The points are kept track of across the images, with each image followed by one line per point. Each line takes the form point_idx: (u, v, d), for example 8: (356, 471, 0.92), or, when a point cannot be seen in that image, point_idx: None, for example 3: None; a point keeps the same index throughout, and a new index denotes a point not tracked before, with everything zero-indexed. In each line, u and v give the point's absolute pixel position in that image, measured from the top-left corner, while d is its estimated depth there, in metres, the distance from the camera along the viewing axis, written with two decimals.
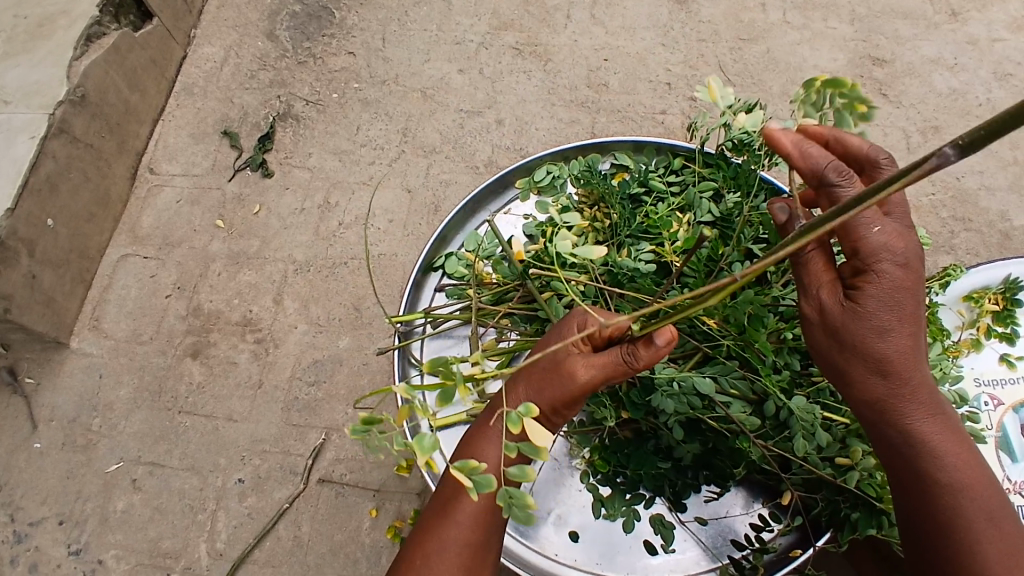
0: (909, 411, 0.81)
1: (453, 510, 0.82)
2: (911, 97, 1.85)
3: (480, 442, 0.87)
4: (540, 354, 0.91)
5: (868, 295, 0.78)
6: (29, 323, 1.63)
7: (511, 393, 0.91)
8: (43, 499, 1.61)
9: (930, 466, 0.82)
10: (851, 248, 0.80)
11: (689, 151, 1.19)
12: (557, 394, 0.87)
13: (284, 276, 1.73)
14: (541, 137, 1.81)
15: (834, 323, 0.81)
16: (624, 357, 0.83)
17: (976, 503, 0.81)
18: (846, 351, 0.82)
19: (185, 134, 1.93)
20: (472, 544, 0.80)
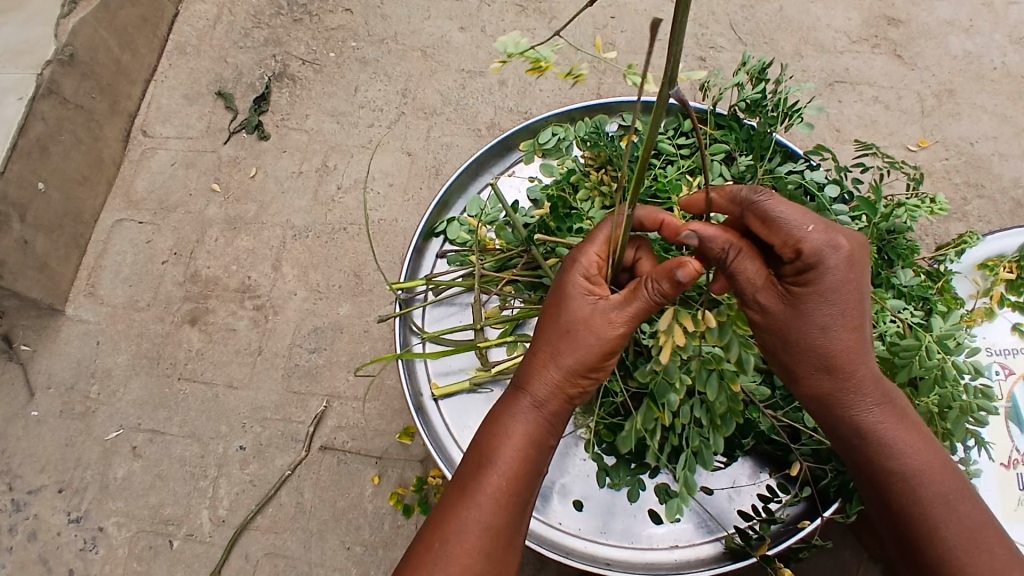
0: (860, 404, 0.81)
1: (476, 493, 0.81)
2: (927, 59, 1.78)
3: (504, 425, 0.84)
4: (550, 323, 0.85)
5: (811, 293, 0.79)
6: (22, 290, 1.61)
7: (531, 368, 0.85)
8: (42, 467, 1.60)
9: (882, 457, 0.81)
10: (792, 250, 0.79)
11: (702, 112, 1.13)
12: (588, 353, 0.83)
13: (283, 242, 1.69)
14: (545, 99, 1.76)
15: (778, 322, 0.82)
16: (650, 295, 0.80)
17: (934, 489, 0.80)
18: (792, 349, 0.82)
19: (178, 95, 1.87)
20: (495, 528, 0.80)
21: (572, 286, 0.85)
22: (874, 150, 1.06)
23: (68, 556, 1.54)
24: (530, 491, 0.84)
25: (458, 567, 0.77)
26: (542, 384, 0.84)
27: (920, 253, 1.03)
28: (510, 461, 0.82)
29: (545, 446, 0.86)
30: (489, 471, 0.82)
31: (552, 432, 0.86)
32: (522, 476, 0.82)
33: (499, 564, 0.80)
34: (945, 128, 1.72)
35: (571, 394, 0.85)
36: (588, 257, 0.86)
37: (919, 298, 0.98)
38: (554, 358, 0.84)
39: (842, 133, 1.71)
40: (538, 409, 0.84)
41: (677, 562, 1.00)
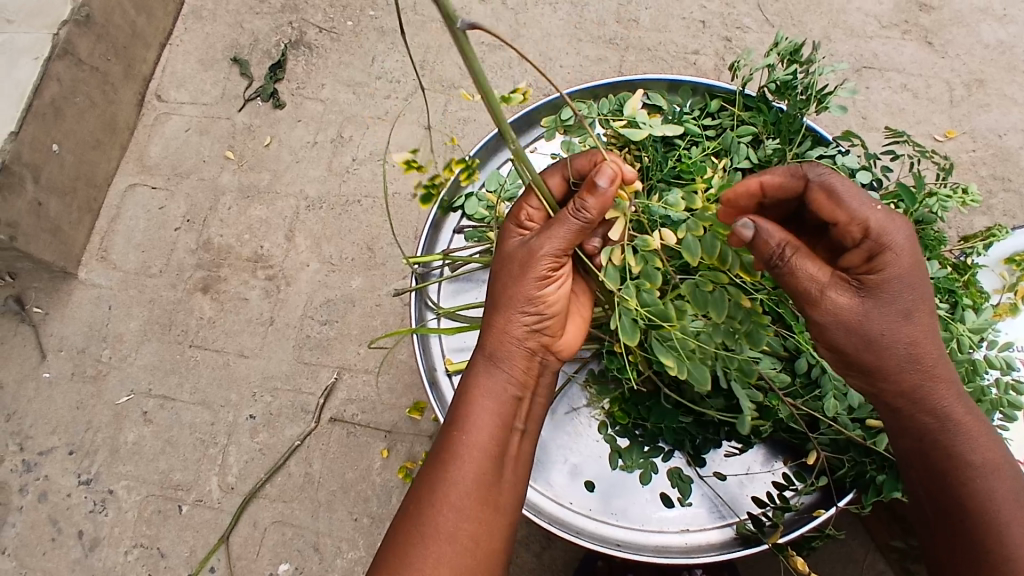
0: (940, 396, 0.79)
1: (445, 456, 0.78)
2: (956, 48, 1.74)
3: (468, 383, 0.82)
4: (491, 285, 0.86)
5: (886, 281, 0.77)
6: (35, 252, 1.61)
7: (484, 325, 0.85)
8: (53, 429, 1.61)
9: (959, 448, 0.80)
10: (859, 233, 0.78)
11: (728, 92, 1.10)
12: (526, 285, 0.82)
13: (296, 212, 1.68)
14: (565, 76, 1.73)
15: (863, 313, 0.78)
16: (574, 214, 0.80)
17: (1003, 482, 0.80)
18: (875, 346, 0.78)
19: (193, 61, 1.85)
20: (465, 484, 0.76)
21: (508, 239, 0.88)
22: (905, 138, 1.02)
23: (77, 518, 1.55)
24: (502, 448, 0.80)
25: (431, 529, 0.75)
26: (490, 335, 0.83)
27: (947, 245, 1.01)
28: (473, 419, 0.80)
29: (512, 397, 0.82)
30: (456, 431, 0.79)
31: (515, 381, 0.83)
32: (488, 431, 0.79)
33: (484, 526, 0.77)
34: (973, 119, 1.68)
35: (523, 334, 0.83)
36: (517, 210, 0.89)
37: (947, 291, 0.95)
38: (498, 302, 0.84)
39: (868, 121, 1.68)
40: (492, 360, 0.82)
41: (687, 546, 1.00)
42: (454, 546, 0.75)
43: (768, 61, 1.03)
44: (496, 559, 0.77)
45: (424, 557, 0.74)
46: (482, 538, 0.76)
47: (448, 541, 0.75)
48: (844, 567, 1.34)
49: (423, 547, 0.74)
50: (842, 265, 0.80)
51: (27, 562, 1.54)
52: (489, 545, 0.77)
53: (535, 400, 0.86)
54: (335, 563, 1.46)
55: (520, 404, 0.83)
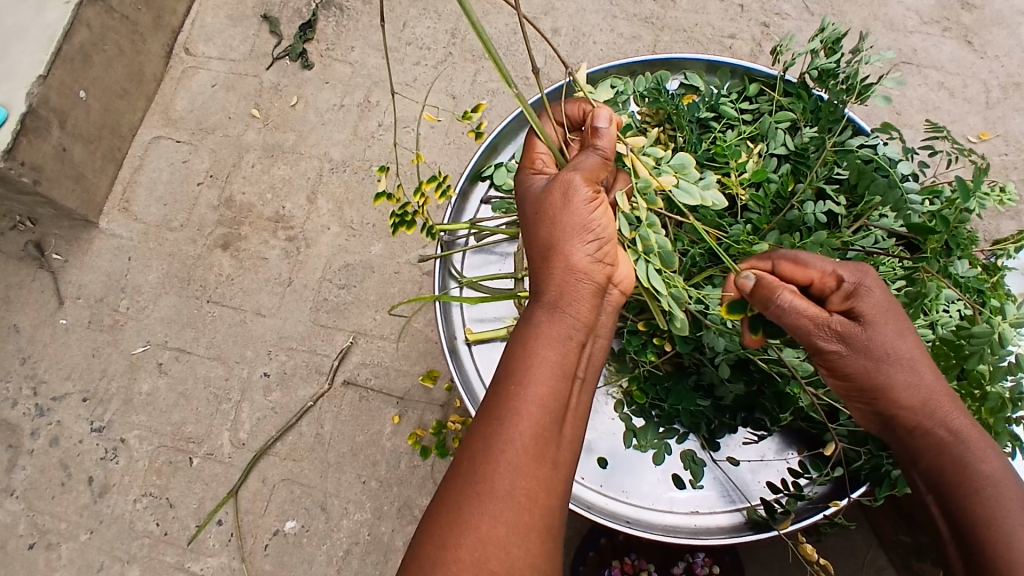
0: (941, 410, 0.76)
1: (503, 410, 0.72)
2: (998, 48, 1.70)
3: (526, 333, 0.77)
4: (527, 232, 0.83)
5: (871, 309, 0.76)
6: (57, 198, 1.61)
7: (539, 268, 0.79)
8: (68, 375, 1.63)
9: (967, 463, 0.75)
10: (833, 282, 0.79)
11: (768, 78, 1.09)
12: (573, 215, 0.78)
13: (319, 174, 1.67)
14: (597, 53, 1.71)
15: (859, 342, 0.76)
16: (597, 147, 0.83)
17: (1014, 491, 0.73)
18: (878, 365, 0.76)
19: (223, 16, 1.83)
20: (525, 433, 0.71)
21: (528, 182, 0.86)
22: (944, 133, 1.00)
23: (88, 464, 1.58)
24: (565, 400, 0.74)
25: (485, 484, 0.69)
26: (543, 280, 0.78)
27: (979, 244, 1.00)
28: (538, 370, 0.73)
29: (573, 343, 0.77)
30: (513, 384, 0.73)
31: (579, 325, 0.77)
32: (550, 381, 0.73)
33: (542, 482, 0.70)
34: (1010, 122, 1.65)
35: (581, 268, 0.78)
36: (529, 156, 0.88)
37: (976, 291, 0.93)
38: (549, 241, 0.79)
39: (902, 117, 1.65)
40: (549, 306, 0.77)
41: (696, 527, 1.00)
42: (510, 501, 0.69)
43: (810, 47, 1.00)
44: (552, 517, 0.72)
45: (479, 511, 0.68)
46: (540, 493, 0.70)
47: (501, 495, 0.69)
48: (847, 559, 1.34)
49: (477, 503, 0.68)
50: (827, 307, 0.80)
51: (37, 504, 1.56)
52: (546, 502, 0.71)
53: (594, 346, 0.80)
54: (341, 523, 1.48)
55: (583, 349, 0.78)
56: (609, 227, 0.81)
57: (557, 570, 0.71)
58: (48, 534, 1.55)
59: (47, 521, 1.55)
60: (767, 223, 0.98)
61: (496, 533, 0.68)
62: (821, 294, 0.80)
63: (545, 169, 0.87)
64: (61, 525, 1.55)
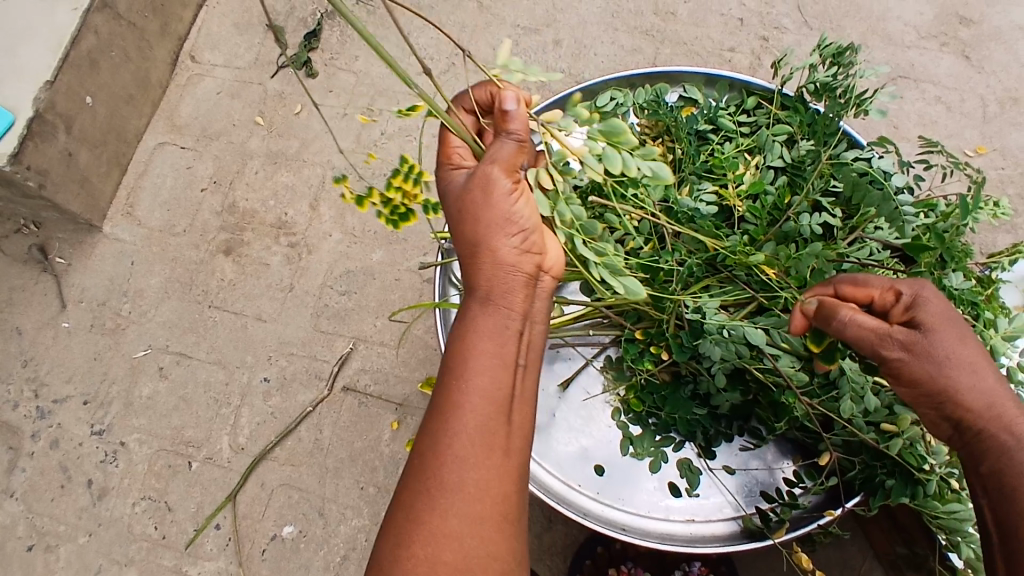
0: (1006, 414, 0.75)
1: (444, 407, 0.72)
2: (994, 64, 1.72)
3: (463, 328, 0.76)
4: (452, 226, 0.82)
5: (932, 318, 0.76)
6: (62, 202, 1.63)
7: (469, 263, 0.79)
8: (69, 377, 1.64)
9: None
10: (893, 295, 0.79)
11: (766, 91, 1.10)
12: (491, 212, 0.77)
13: (322, 181, 1.69)
14: (598, 64, 1.73)
15: (923, 349, 0.75)
16: (506, 136, 0.78)
17: None
18: (945, 373, 0.75)
19: (229, 24, 1.85)
20: (469, 427, 0.71)
21: (449, 179, 0.85)
22: (939, 147, 1.02)
23: (88, 467, 1.58)
24: (506, 388, 0.74)
25: (434, 481, 0.70)
26: (475, 275, 0.77)
27: (973, 257, 1.00)
28: (474, 363, 0.73)
29: (511, 332, 0.75)
30: (453, 380, 0.73)
31: (515, 314, 0.76)
32: (489, 372, 0.73)
33: (492, 471, 0.71)
34: (1006, 136, 1.67)
35: (508, 261, 0.77)
36: (446, 148, 0.87)
37: (970, 304, 0.94)
38: (474, 237, 0.78)
39: (899, 131, 1.67)
40: (484, 300, 0.76)
41: (692, 535, 1.01)
42: (460, 495, 0.69)
43: (808, 61, 1.02)
44: (509, 502, 0.72)
45: (433, 508, 0.69)
46: (492, 482, 0.71)
47: (451, 489, 0.69)
48: (842, 570, 1.34)
49: (429, 501, 0.69)
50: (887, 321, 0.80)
51: (36, 506, 1.57)
52: (501, 489, 0.71)
53: (535, 331, 0.79)
54: (338, 529, 1.49)
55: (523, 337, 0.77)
56: (534, 217, 0.80)
57: (517, 552, 0.72)
58: (46, 536, 1.55)
59: (46, 523, 1.56)
60: (763, 235, 0.99)
61: (450, 526, 0.68)
62: (879, 310, 0.81)
63: (463, 163, 0.85)
64: (60, 527, 1.55)
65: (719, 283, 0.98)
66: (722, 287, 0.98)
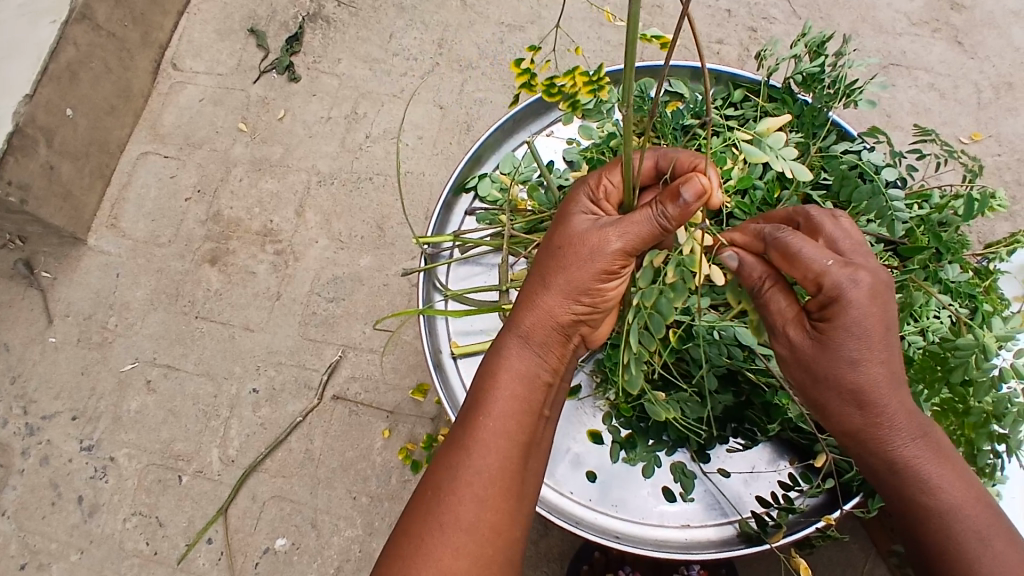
0: (886, 441, 0.76)
1: (466, 443, 0.75)
2: (987, 49, 1.69)
3: (498, 362, 0.79)
4: (543, 250, 0.82)
5: (832, 328, 0.74)
6: (46, 216, 1.60)
7: (521, 304, 0.80)
8: (57, 393, 1.62)
9: (918, 497, 0.76)
10: (813, 280, 0.76)
11: (752, 83, 1.08)
12: (585, 271, 0.77)
13: (307, 187, 1.67)
14: (584, 61, 1.70)
15: (806, 357, 0.76)
16: (653, 213, 0.74)
17: (972, 523, 0.75)
18: (819, 384, 0.76)
19: (210, 30, 1.83)
20: (492, 470, 0.73)
21: (575, 207, 0.82)
22: (933, 136, 0.98)
23: (78, 483, 1.56)
24: (527, 435, 0.77)
25: (450, 516, 0.72)
26: (530, 317, 0.78)
27: (971, 248, 0.98)
28: (499, 402, 0.76)
29: (541, 385, 0.79)
30: (480, 415, 0.76)
31: (549, 367, 0.80)
32: (516, 418, 0.76)
33: (504, 516, 0.73)
34: (1001, 122, 1.64)
35: (567, 320, 0.79)
36: (597, 179, 0.82)
37: (967, 296, 0.92)
38: (548, 278, 0.79)
39: (892, 120, 1.64)
40: (525, 343, 0.78)
41: (687, 541, 0.99)
42: (473, 534, 0.71)
43: (793, 51, 0.99)
44: (512, 551, 0.74)
45: (444, 544, 0.71)
46: (503, 526, 0.73)
47: (463, 527, 0.71)
48: (844, 570, 1.32)
49: (442, 534, 0.71)
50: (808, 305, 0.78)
51: (27, 525, 1.55)
52: (510, 535, 0.74)
53: (561, 387, 0.83)
54: (332, 540, 1.46)
55: (551, 390, 0.80)
56: (613, 296, 0.80)
57: None
58: (38, 554, 1.53)
59: (37, 541, 1.54)
60: None
61: (457, 565, 0.70)
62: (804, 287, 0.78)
63: (604, 207, 0.81)
64: (51, 545, 1.53)
65: None
66: None
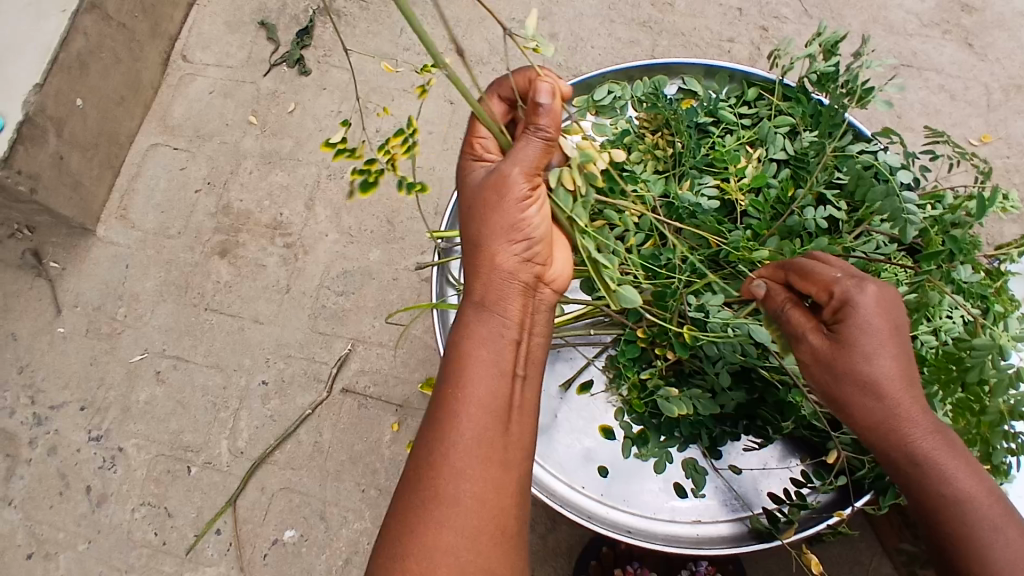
0: (902, 434, 0.74)
1: (447, 416, 0.72)
2: (998, 51, 1.69)
3: (461, 332, 0.77)
4: (459, 217, 0.82)
5: (848, 323, 0.75)
6: (55, 207, 1.61)
7: (467, 271, 0.79)
8: (65, 384, 1.62)
9: (936, 488, 0.73)
10: (825, 288, 0.77)
11: (767, 81, 1.07)
12: (506, 215, 0.77)
13: (317, 181, 1.67)
14: (595, 57, 1.70)
15: (826, 355, 0.76)
16: (533, 133, 0.76)
17: (992, 513, 0.72)
18: (839, 378, 0.76)
19: (221, 23, 1.83)
20: (467, 435, 0.71)
21: (470, 171, 0.84)
22: (947, 137, 0.99)
23: (86, 473, 1.57)
24: (505, 394, 0.74)
25: (432, 491, 0.70)
26: (477, 279, 0.78)
27: (982, 248, 0.98)
28: (472, 371, 0.73)
29: (506, 339, 0.76)
30: (451, 386, 0.74)
31: (510, 322, 0.77)
32: (484, 377, 0.74)
33: (490, 482, 0.71)
34: (1011, 124, 1.64)
35: (509, 268, 0.78)
36: (471, 142, 0.85)
37: (980, 296, 0.92)
38: (477, 238, 0.78)
39: (903, 120, 1.64)
40: (476, 305, 0.77)
41: (698, 536, 0.99)
42: (471, 506, 0.70)
43: (808, 50, 0.99)
44: (503, 516, 0.71)
45: (432, 520, 0.69)
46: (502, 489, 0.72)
47: (448, 500, 0.69)
48: (850, 567, 1.33)
49: (446, 513, 0.69)
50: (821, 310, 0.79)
51: (35, 514, 1.56)
52: (495, 501, 0.71)
53: (533, 341, 0.80)
54: (341, 532, 1.47)
55: (520, 347, 0.77)
56: (540, 223, 0.79)
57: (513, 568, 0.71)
58: (46, 543, 1.54)
59: (45, 531, 1.54)
60: (767, 229, 0.97)
61: (444, 538, 0.68)
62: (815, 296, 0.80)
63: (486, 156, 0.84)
64: (59, 534, 1.54)
65: (724, 279, 0.97)
66: (727, 283, 0.97)
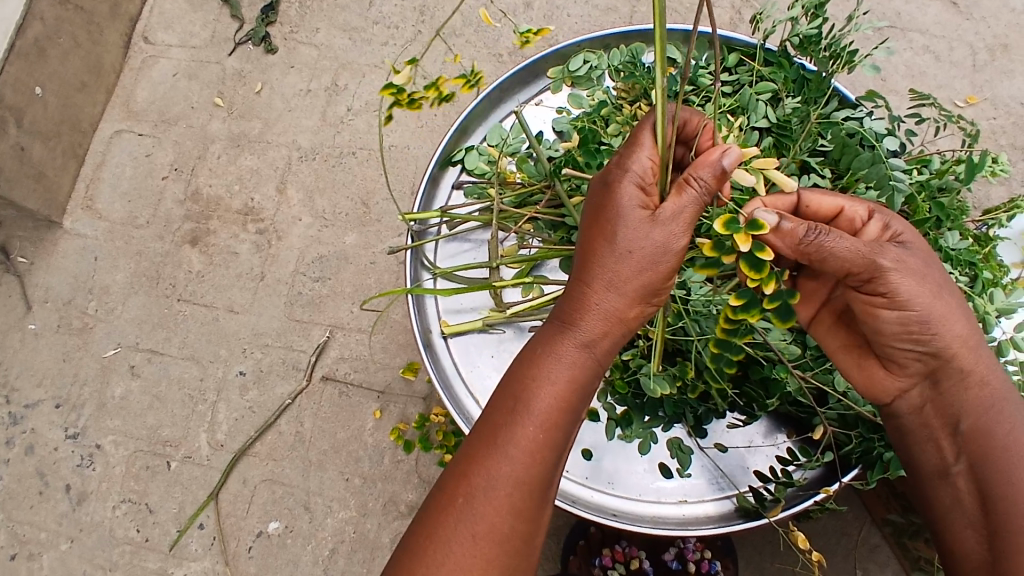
0: (984, 358, 0.75)
1: (505, 442, 0.69)
2: (983, 10, 1.65)
3: (545, 364, 0.72)
4: (593, 239, 0.73)
5: (914, 242, 0.76)
6: (18, 199, 1.55)
7: (574, 296, 0.73)
8: (39, 381, 1.58)
9: (1010, 422, 0.75)
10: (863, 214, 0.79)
11: (747, 46, 1.03)
12: (651, 273, 0.71)
13: (288, 163, 1.61)
14: (572, 27, 1.64)
15: (916, 269, 0.73)
16: (699, 193, 0.72)
17: None
18: (938, 296, 0.74)
19: (182, 0, 1.75)
20: (526, 483, 0.69)
21: (623, 190, 0.72)
22: (932, 100, 0.94)
23: (65, 472, 1.53)
24: (569, 443, 0.73)
25: (482, 528, 0.67)
26: (592, 320, 0.72)
27: (970, 214, 0.95)
28: (547, 409, 0.70)
29: (591, 389, 0.75)
30: (521, 422, 0.70)
31: (601, 372, 0.75)
32: (560, 426, 0.71)
33: (531, 527, 0.70)
34: (997, 85, 1.61)
35: (631, 321, 0.74)
36: (637, 157, 0.73)
37: (967, 264, 0.89)
38: (605, 275, 0.72)
39: (887, 83, 1.60)
40: (584, 349, 0.73)
41: (685, 517, 0.98)
42: (504, 546, 0.68)
43: (791, 11, 0.94)
44: (535, 555, 0.72)
45: (473, 555, 0.67)
46: (532, 537, 0.71)
47: (495, 540, 0.67)
48: (839, 540, 1.32)
49: (470, 545, 0.67)
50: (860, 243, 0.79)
51: (15, 514, 1.52)
52: (534, 543, 0.71)
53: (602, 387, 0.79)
54: (325, 522, 1.45)
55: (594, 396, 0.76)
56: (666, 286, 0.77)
57: None
58: (28, 544, 1.51)
59: (26, 531, 1.51)
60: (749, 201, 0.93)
61: None
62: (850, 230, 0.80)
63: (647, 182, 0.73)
64: (41, 534, 1.51)
65: None
66: None
